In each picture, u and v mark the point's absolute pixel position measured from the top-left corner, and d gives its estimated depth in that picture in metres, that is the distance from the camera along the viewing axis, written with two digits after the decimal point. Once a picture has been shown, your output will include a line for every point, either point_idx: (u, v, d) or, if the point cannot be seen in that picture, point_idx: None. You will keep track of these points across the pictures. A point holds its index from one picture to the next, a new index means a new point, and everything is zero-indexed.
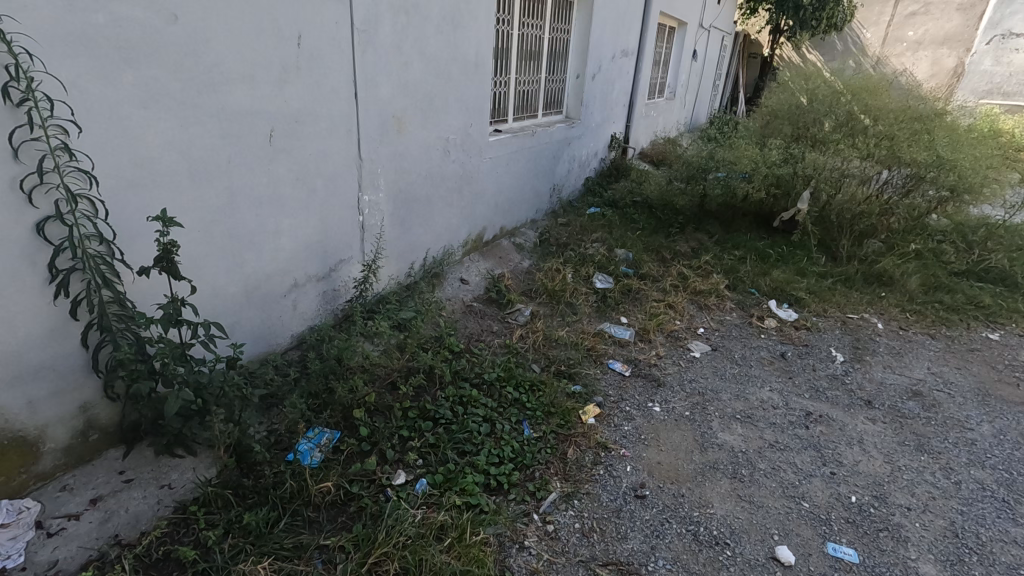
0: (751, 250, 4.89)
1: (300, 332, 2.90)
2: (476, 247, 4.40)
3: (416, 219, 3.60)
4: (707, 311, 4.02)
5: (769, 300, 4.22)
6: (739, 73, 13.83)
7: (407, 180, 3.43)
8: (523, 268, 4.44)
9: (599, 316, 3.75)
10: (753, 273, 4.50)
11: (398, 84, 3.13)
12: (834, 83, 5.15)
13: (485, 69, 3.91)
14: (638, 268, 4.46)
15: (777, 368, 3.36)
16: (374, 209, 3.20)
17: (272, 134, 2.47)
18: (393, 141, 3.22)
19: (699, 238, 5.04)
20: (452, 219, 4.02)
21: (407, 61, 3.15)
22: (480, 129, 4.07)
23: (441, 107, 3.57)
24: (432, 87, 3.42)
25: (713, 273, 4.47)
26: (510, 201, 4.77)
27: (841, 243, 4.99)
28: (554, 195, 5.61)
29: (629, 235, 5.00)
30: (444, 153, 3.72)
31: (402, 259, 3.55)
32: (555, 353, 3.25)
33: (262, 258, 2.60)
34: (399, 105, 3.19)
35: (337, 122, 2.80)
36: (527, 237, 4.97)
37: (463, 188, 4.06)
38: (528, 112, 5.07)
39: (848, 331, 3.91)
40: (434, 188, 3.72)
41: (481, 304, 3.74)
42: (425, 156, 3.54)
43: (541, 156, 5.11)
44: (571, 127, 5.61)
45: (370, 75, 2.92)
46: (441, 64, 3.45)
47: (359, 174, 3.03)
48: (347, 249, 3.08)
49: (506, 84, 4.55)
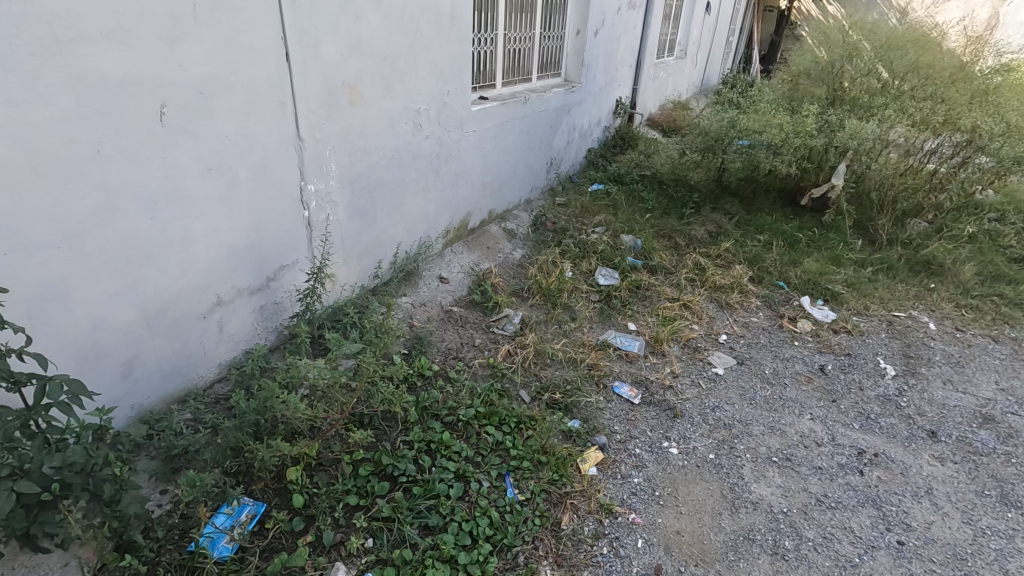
0: (777, 233, 4.25)
1: (230, 359, 2.33)
2: (459, 237, 3.80)
3: (381, 211, 2.99)
4: (729, 311, 3.44)
5: (802, 296, 3.62)
6: (754, 28, 12.81)
7: (368, 164, 2.81)
8: (514, 259, 3.84)
9: (604, 322, 3.16)
10: (781, 262, 3.90)
11: (349, 42, 2.48)
12: (876, 34, 4.38)
13: (464, 22, 3.22)
14: (647, 258, 3.85)
15: (818, 388, 2.78)
16: (324, 201, 2.59)
17: (166, 110, 1.85)
18: (346, 115, 2.59)
19: (717, 219, 4.39)
20: (429, 206, 3.40)
21: (360, 12, 2.49)
22: (461, 97, 3.41)
23: (409, 71, 2.91)
24: (395, 45, 2.76)
25: (735, 263, 3.87)
26: (499, 180, 4.13)
27: (880, 223, 4.36)
28: (551, 171, 4.95)
29: (637, 218, 4.37)
30: (415, 127, 3.08)
31: (364, 257, 2.96)
32: (549, 375, 2.68)
33: (168, 273, 2.01)
34: (352, 69, 2.54)
35: (262, 92, 2.16)
36: (521, 221, 4.34)
37: (441, 168, 3.42)
38: (520, 74, 4.38)
39: (895, 334, 3.32)
40: (404, 172, 3.09)
41: (462, 310, 3.16)
42: (390, 132, 2.90)
43: (535, 127, 4.44)
44: (571, 92, 4.91)
45: (307, 31, 2.26)
46: (407, 17, 2.78)
47: (301, 158, 2.41)
48: (290, 252, 2.49)
49: (493, 42, 3.86)
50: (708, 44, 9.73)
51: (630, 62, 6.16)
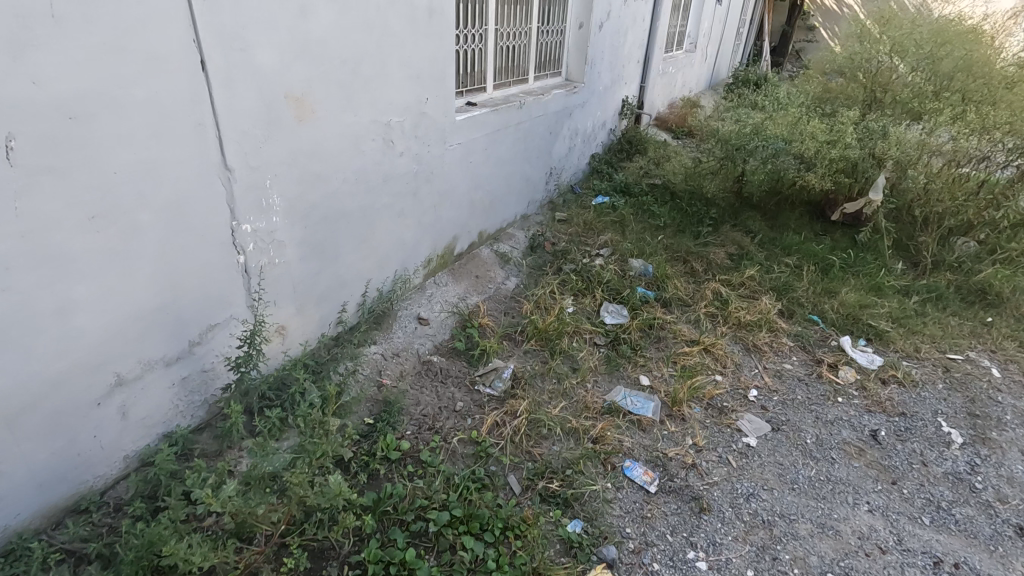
0: (808, 255, 3.74)
1: (139, 449, 1.84)
2: (444, 265, 3.30)
3: (345, 246, 2.50)
4: (757, 355, 2.94)
5: (841, 336, 3.11)
6: (764, 20, 12.26)
7: (325, 191, 2.31)
8: (507, 290, 3.34)
9: (611, 374, 2.66)
10: (814, 292, 3.40)
11: (293, 44, 1.97)
12: (922, 27, 3.86)
13: (446, 16, 2.70)
14: (660, 289, 3.35)
15: (872, 464, 2.29)
16: (267, 241, 2.09)
17: (14, 144, 1.35)
18: (293, 134, 2.08)
19: (738, 238, 3.88)
20: (406, 234, 2.90)
21: (307, 6, 1.98)
22: (443, 104, 2.89)
23: (375, 77, 2.39)
24: (356, 44, 2.24)
25: (761, 294, 3.37)
26: (490, 197, 3.63)
27: (923, 242, 3.84)
28: (551, 182, 4.44)
29: (647, 238, 3.87)
30: (387, 143, 2.57)
31: (324, 302, 2.47)
32: (546, 454, 2.18)
33: (36, 356, 1.51)
34: (298, 77, 2.03)
35: (169, 112, 1.66)
36: (516, 243, 3.83)
37: (420, 189, 2.91)
38: (515, 75, 3.86)
39: (956, 385, 2.81)
40: (373, 197, 2.59)
41: (444, 360, 2.68)
42: (354, 152, 2.39)
43: (532, 134, 3.92)
44: (573, 93, 4.39)
45: (232, 30, 1.76)
46: (372, 10, 2.26)
47: (230, 192, 1.91)
48: (221, 308, 2.00)
49: (482, 38, 3.35)
50: (718, 36, 9.19)
51: (638, 58, 5.63)
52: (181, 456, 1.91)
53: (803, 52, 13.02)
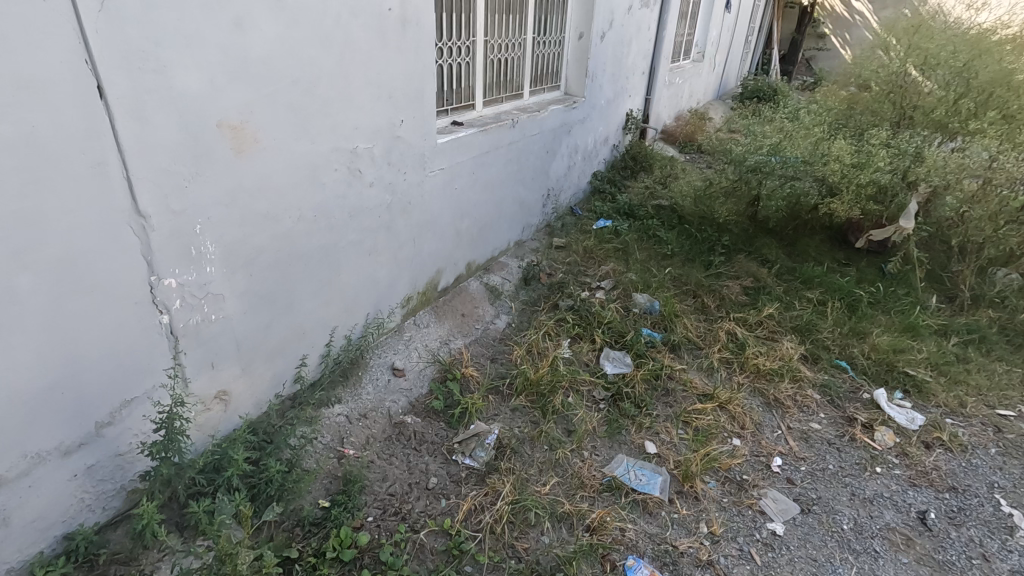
0: (833, 290, 3.37)
1: (30, 558, 1.51)
2: (425, 303, 2.96)
3: (303, 291, 2.16)
4: (779, 411, 2.58)
5: (875, 388, 2.74)
6: (773, 27, 11.97)
7: (275, 232, 1.97)
8: (496, 330, 2.99)
9: (611, 439, 2.31)
10: (840, 333, 3.03)
11: (227, 63, 1.65)
12: (957, 35, 3.49)
13: (423, 27, 2.38)
14: (669, 330, 3.00)
15: (925, 559, 1.91)
16: (198, 295, 1.75)
17: None
18: (231, 169, 1.74)
19: (754, 269, 3.51)
20: (378, 272, 2.56)
21: (245, 16, 1.65)
22: (421, 126, 2.56)
23: (336, 98, 2.07)
24: (310, 60, 1.91)
25: (782, 336, 3.01)
26: (479, 225, 3.28)
27: (960, 274, 3.47)
28: (548, 205, 4.10)
29: (652, 269, 3.52)
30: (352, 172, 2.24)
31: (277, 358, 2.13)
32: (533, 550, 1.82)
33: None
34: (236, 101, 1.70)
35: (53, 149, 1.32)
36: (509, 274, 3.49)
37: (395, 221, 2.57)
38: (509, 90, 3.54)
39: (1013, 450, 2.43)
40: (337, 234, 2.25)
41: (419, 421, 2.32)
42: (310, 184, 2.06)
43: (526, 155, 3.58)
44: (573, 108, 4.06)
45: (141, 47, 1.43)
46: (329, 21, 1.94)
47: (146, 241, 1.57)
48: (140, 379, 1.66)
49: (469, 51, 3.03)
50: (727, 44, 8.88)
51: (643, 69, 5.31)
52: (84, 563, 1.56)
53: (814, 60, 12.76)
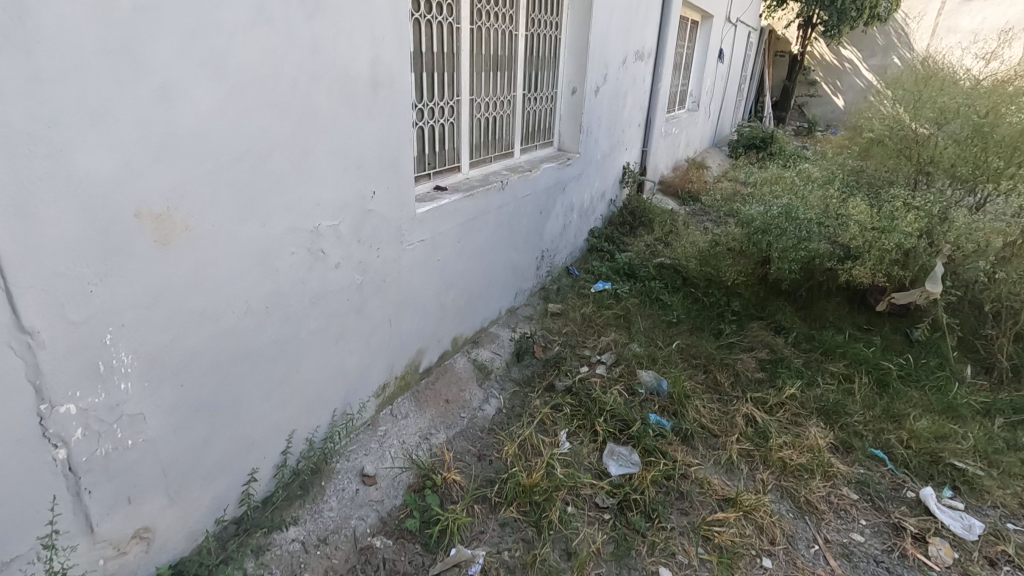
0: (858, 362, 3.05)
1: None
2: (404, 389, 2.63)
3: (251, 395, 1.83)
4: (814, 518, 2.21)
5: (921, 485, 2.37)
6: (765, 74, 12.12)
7: (215, 332, 1.66)
8: (485, 418, 2.64)
9: (619, 565, 1.94)
10: (873, 416, 2.70)
11: (150, 141, 1.37)
12: (972, 87, 3.30)
13: (397, 90, 2.14)
14: (680, 415, 2.65)
15: None
16: (108, 419, 1.42)
17: None
18: (155, 264, 1.45)
19: (769, 338, 3.20)
20: (348, 361, 2.24)
21: (173, 87, 1.39)
22: (397, 196, 2.29)
23: (293, 173, 1.79)
24: (260, 133, 1.65)
25: (807, 420, 2.67)
26: (466, 296, 2.99)
27: (997, 342, 3.15)
28: (542, 267, 3.82)
29: (657, 341, 3.21)
30: (314, 254, 1.95)
31: (218, 477, 1.78)
32: None
33: None
34: (162, 185, 1.42)
35: None
36: (500, 348, 3.17)
37: (368, 302, 2.27)
38: (498, 149, 3.31)
39: None
40: (296, 325, 1.94)
41: (391, 545, 1.96)
42: (261, 272, 1.76)
43: (517, 217, 3.32)
44: (567, 165, 3.84)
45: (28, 129, 1.15)
46: (284, 88, 1.69)
47: (34, 361, 1.25)
48: (24, 534, 1.30)
49: (453, 111, 2.81)
50: (721, 93, 8.89)
51: (639, 122, 5.15)
52: None
53: (806, 107, 12.89)
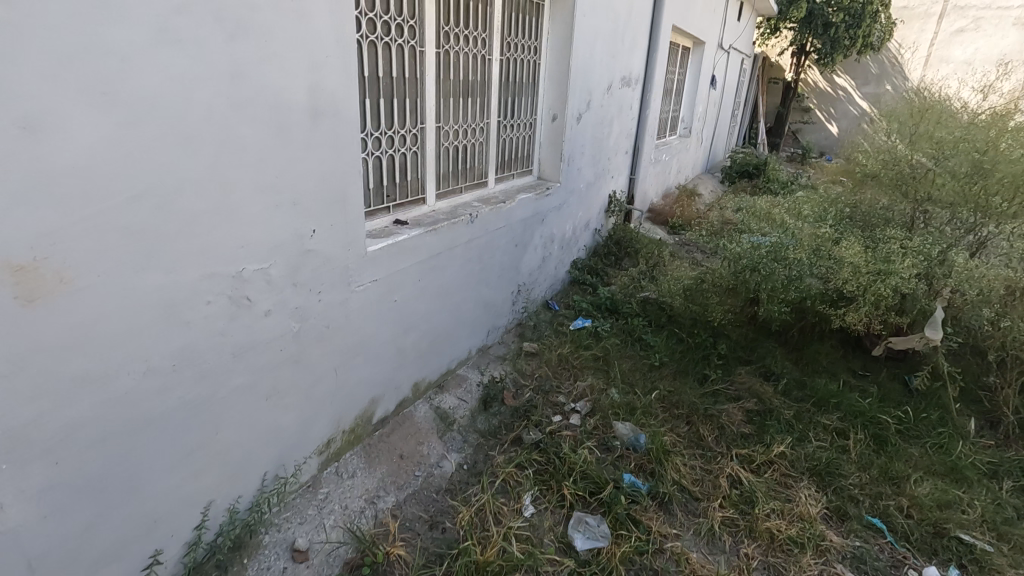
0: (853, 415, 2.81)
1: None
2: (353, 444, 2.38)
3: (155, 467, 1.59)
4: None
5: (926, 564, 2.12)
6: (759, 100, 12.11)
7: (104, 398, 1.42)
8: (442, 477, 2.39)
9: None
10: (870, 479, 2.45)
11: (10, 181, 1.15)
12: (972, 121, 3.13)
13: (342, 119, 1.93)
14: (658, 476, 2.40)
15: None
16: None
17: None
18: (16, 324, 1.21)
19: (757, 385, 2.97)
20: (282, 419, 1.99)
21: (43, 118, 1.18)
22: (343, 234, 2.06)
23: (210, 213, 1.57)
24: (163, 169, 1.42)
25: (798, 483, 2.43)
26: (429, 338, 2.75)
27: (1003, 394, 2.92)
28: (518, 302, 3.60)
29: (637, 387, 2.98)
30: (237, 302, 1.72)
31: (108, 564, 1.53)
32: None
33: None
34: (26, 231, 1.20)
35: None
36: (466, 394, 2.93)
37: (308, 352, 2.03)
38: (470, 178, 3.11)
39: None
40: (215, 383, 1.70)
41: None
42: (167, 326, 1.53)
43: (489, 252, 3.10)
44: (546, 195, 3.64)
45: None
46: (196, 117, 1.47)
47: None
48: None
49: (417, 139, 2.62)
50: (714, 118, 8.80)
51: (625, 149, 4.98)
52: None
53: (801, 133, 12.87)
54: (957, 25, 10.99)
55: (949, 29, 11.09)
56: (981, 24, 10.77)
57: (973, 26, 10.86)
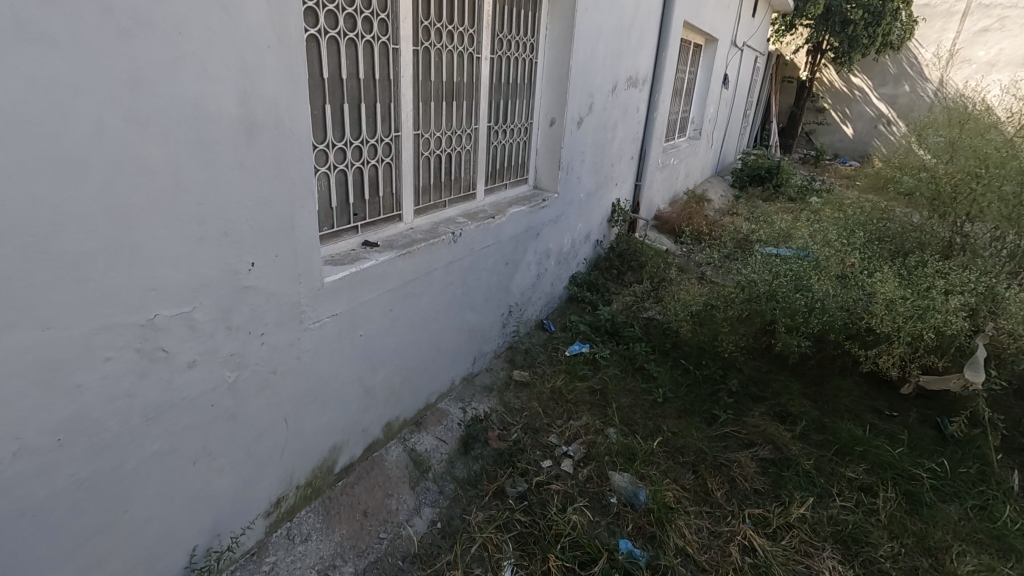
0: (882, 467, 2.49)
1: None
2: (309, 499, 2.08)
3: (37, 561, 1.29)
4: None
5: None
6: (772, 100, 11.72)
7: None
8: (409, 539, 2.08)
9: None
10: (903, 550, 2.13)
11: None
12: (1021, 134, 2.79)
13: (286, 131, 1.62)
14: (659, 543, 2.08)
15: None
16: None
17: None
18: None
19: (772, 429, 2.65)
20: (216, 483, 1.69)
21: None
22: (292, 264, 1.76)
23: (107, 251, 1.26)
24: (33, 201, 1.11)
25: (821, 553, 2.10)
26: (402, 373, 2.44)
27: None
28: (509, 324, 3.28)
29: (638, 428, 2.66)
30: (148, 355, 1.41)
31: None
32: None
33: None
34: None
35: None
36: (446, 433, 2.62)
37: (248, 404, 1.73)
38: (455, 190, 2.79)
39: None
40: (121, 453, 1.40)
41: None
42: (49, 392, 1.23)
43: (475, 273, 2.79)
44: (542, 207, 3.32)
45: None
46: (79, 135, 1.16)
47: None
48: None
49: (390, 149, 2.30)
50: (725, 119, 8.43)
51: (630, 154, 4.63)
52: None
53: (814, 134, 12.46)
54: (981, 24, 10.53)
55: (972, 28, 10.63)
56: (1005, 24, 10.31)
57: (998, 26, 10.39)
